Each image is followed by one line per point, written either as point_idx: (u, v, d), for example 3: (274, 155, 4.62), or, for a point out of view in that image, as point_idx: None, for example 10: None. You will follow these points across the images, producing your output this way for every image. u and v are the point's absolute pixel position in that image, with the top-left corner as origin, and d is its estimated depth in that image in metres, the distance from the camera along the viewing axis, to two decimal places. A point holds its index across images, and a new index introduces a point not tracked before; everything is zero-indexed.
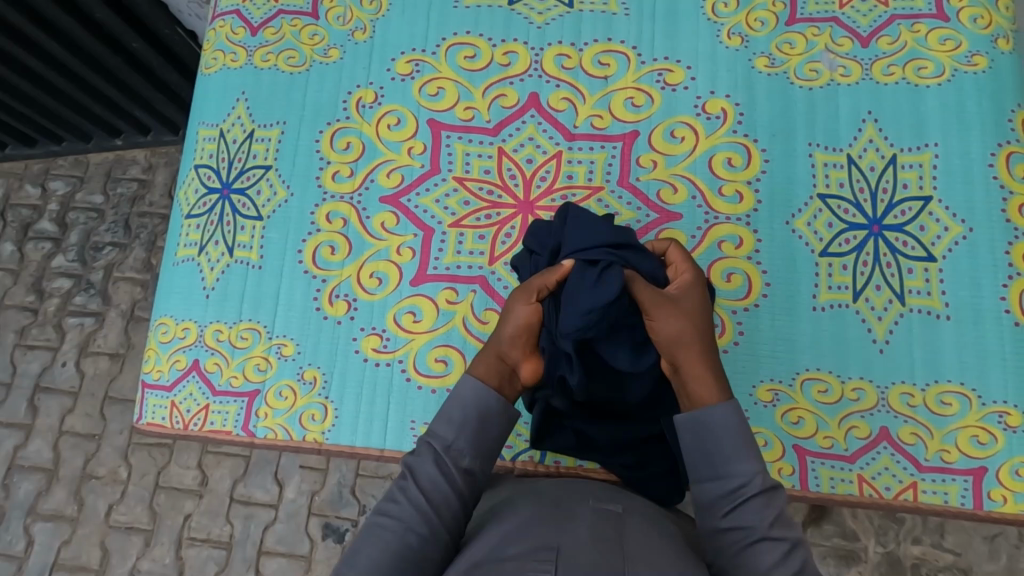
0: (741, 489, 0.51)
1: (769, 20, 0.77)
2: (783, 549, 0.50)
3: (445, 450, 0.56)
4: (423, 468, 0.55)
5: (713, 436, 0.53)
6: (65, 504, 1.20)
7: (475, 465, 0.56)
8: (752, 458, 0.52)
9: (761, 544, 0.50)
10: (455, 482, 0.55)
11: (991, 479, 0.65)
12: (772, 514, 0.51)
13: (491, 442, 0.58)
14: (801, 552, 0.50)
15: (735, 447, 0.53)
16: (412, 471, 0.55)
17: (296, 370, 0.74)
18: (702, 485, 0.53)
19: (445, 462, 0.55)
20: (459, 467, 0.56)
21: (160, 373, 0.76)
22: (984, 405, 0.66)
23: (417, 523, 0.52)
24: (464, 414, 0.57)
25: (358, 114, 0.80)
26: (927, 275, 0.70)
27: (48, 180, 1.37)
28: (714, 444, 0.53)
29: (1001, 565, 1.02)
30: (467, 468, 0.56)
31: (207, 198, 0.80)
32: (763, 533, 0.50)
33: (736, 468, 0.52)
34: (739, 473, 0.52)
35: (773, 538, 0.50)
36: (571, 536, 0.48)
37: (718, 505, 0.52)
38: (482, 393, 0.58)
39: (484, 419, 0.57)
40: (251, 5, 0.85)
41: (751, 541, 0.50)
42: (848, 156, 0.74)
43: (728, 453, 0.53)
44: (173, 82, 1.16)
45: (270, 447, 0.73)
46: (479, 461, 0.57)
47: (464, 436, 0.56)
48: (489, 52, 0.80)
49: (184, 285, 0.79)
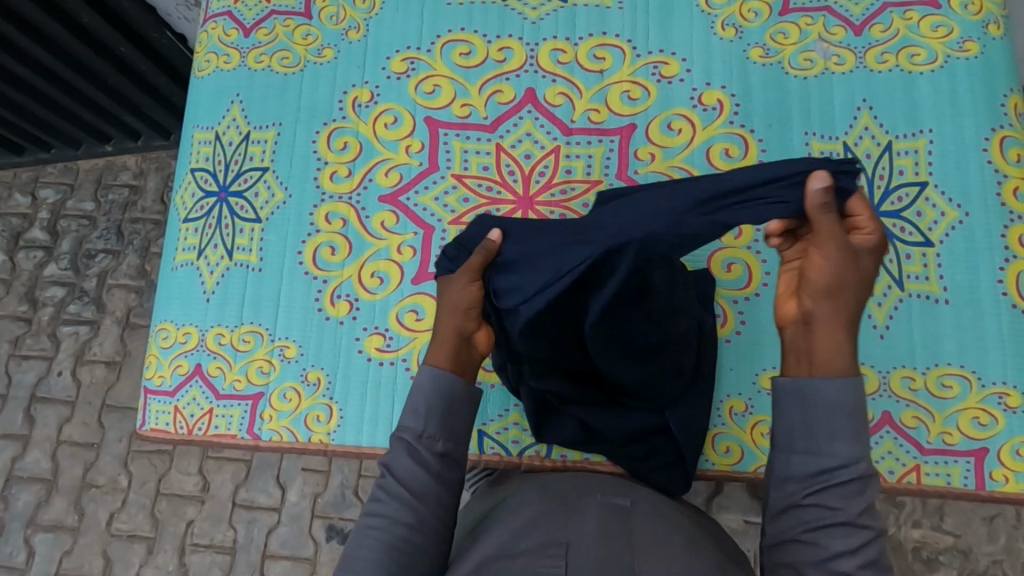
0: (827, 472, 0.47)
1: (762, 11, 0.78)
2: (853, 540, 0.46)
3: (417, 439, 0.55)
4: (399, 462, 0.54)
5: (818, 407, 0.48)
6: (65, 514, 1.20)
7: (450, 446, 0.55)
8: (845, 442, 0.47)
9: (836, 529, 0.46)
10: (431, 466, 0.54)
11: (992, 459, 0.66)
12: (863, 502, 0.46)
13: (461, 422, 0.57)
14: (873, 547, 0.46)
15: (843, 425, 0.47)
16: (388, 468, 0.54)
17: (300, 372, 0.74)
18: (792, 458, 0.49)
19: (418, 452, 0.54)
20: (431, 449, 0.55)
21: (162, 378, 0.76)
22: (984, 387, 0.67)
23: (404, 513, 0.52)
24: (429, 402, 0.56)
25: (353, 113, 0.80)
26: (924, 261, 0.70)
27: (37, 188, 1.36)
28: (819, 417, 0.48)
29: (1001, 546, 1.03)
30: (442, 451, 0.55)
31: (204, 202, 0.80)
32: (846, 518, 0.46)
33: (836, 447, 0.47)
34: (834, 454, 0.47)
35: (856, 525, 0.46)
36: (579, 531, 0.48)
37: (801, 483, 0.48)
38: (440, 377, 0.56)
39: (450, 404, 0.56)
40: (243, 6, 0.85)
41: (813, 526, 0.47)
42: (844, 144, 0.74)
43: (833, 432, 0.47)
44: (162, 85, 1.16)
45: (275, 449, 0.73)
46: (453, 442, 0.56)
47: (433, 421, 0.55)
48: (483, 48, 0.80)
49: (184, 289, 0.78)
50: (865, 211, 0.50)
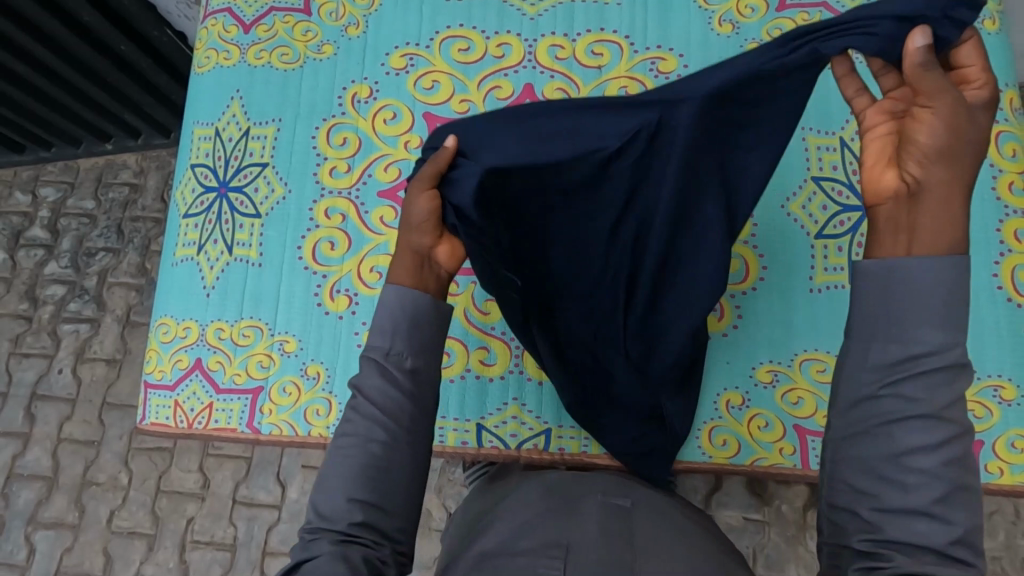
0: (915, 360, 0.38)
1: (759, 7, 0.78)
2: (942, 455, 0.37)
3: (384, 357, 0.47)
4: (369, 381, 0.47)
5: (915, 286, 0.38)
6: (66, 512, 1.20)
7: (420, 363, 0.48)
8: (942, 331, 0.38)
9: (915, 425, 0.38)
10: (401, 385, 0.47)
11: (987, 452, 0.66)
12: (955, 396, 0.38)
13: (430, 336, 0.48)
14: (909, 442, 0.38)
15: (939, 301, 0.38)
16: (357, 387, 0.47)
17: (299, 366, 0.74)
18: (872, 346, 0.40)
19: (387, 369, 0.47)
20: (400, 367, 0.47)
21: (162, 373, 0.76)
22: (980, 380, 0.67)
23: (373, 431, 0.45)
24: (393, 319, 0.47)
25: (353, 109, 0.81)
26: None
27: (37, 186, 1.37)
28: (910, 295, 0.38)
29: (1000, 542, 1.03)
30: (411, 369, 0.47)
31: (204, 198, 0.80)
32: (930, 412, 0.37)
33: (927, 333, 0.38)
34: (924, 341, 0.38)
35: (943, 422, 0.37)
36: (580, 531, 0.49)
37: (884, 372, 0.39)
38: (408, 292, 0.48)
39: (417, 320, 0.48)
40: (242, 3, 0.85)
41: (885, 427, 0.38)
42: (841, 139, 0.75)
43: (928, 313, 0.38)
44: (163, 83, 1.16)
45: (275, 443, 0.73)
46: (424, 359, 0.48)
47: (400, 338, 0.47)
48: (482, 44, 0.80)
49: (185, 285, 0.79)
50: (979, 61, 0.40)
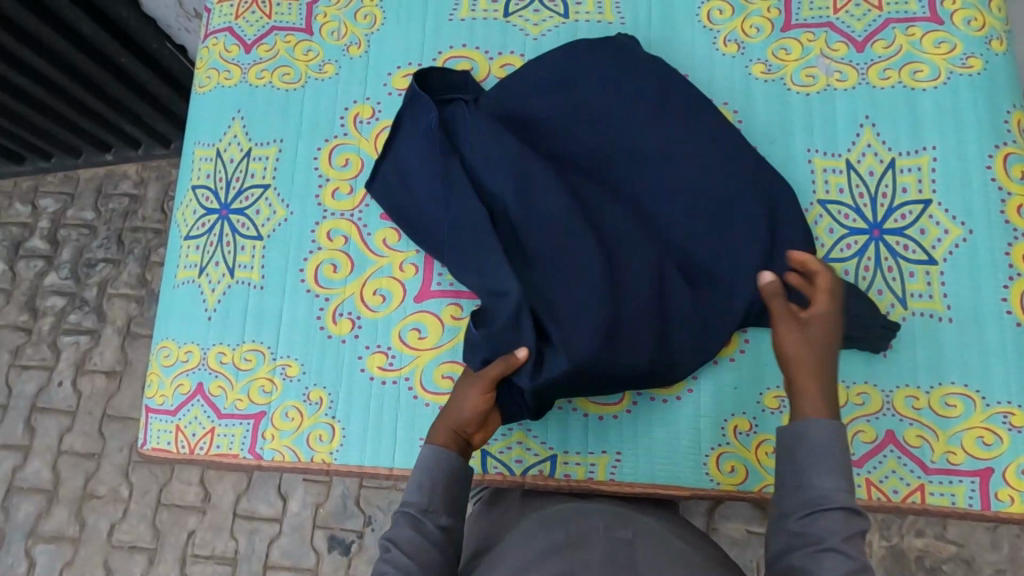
0: (821, 499, 0.54)
1: (764, 26, 0.78)
2: (851, 567, 0.50)
3: (422, 513, 0.58)
4: (401, 533, 0.56)
5: (811, 448, 0.56)
6: (66, 525, 1.19)
7: (452, 522, 0.59)
8: (828, 475, 0.54)
9: (827, 553, 0.51)
10: (435, 530, 0.57)
11: (997, 479, 0.66)
12: (850, 529, 0.52)
13: (460, 497, 0.60)
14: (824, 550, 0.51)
15: (820, 461, 0.55)
16: (393, 540, 0.56)
17: (302, 391, 0.74)
18: (787, 493, 0.55)
19: (423, 526, 0.57)
20: (436, 524, 0.58)
21: (163, 398, 0.76)
22: (988, 406, 0.67)
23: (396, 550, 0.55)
24: (432, 479, 0.59)
25: (355, 130, 0.80)
26: (927, 279, 0.70)
27: (37, 197, 1.36)
28: (806, 456, 0.56)
29: (1004, 555, 1.03)
30: (445, 525, 0.58)
31: (205, 219, 0.80)
32: (831, 544, 0.51)
33: (818, 481, 0.54)
34: (821, 487, 0.54)
35: (845, 550, 0.51)
36: (581, 563, 0.48)
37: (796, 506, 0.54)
38: (445, 457, 0.60)
39: (450, 481, 0.60)
40: (244, 22, 0.85)
41: (818, 548, 0.52)
42: (847, 160, 0.74)
43: (813, 467, 0.55)
44: (163, 95, 1.16)
45: (278, 468, 0.73)
46: (454, 517, 0.59)
47: (435, 497, 0.58)
48: (486, 65, 0.80)
49: (186, 307, 0.78)
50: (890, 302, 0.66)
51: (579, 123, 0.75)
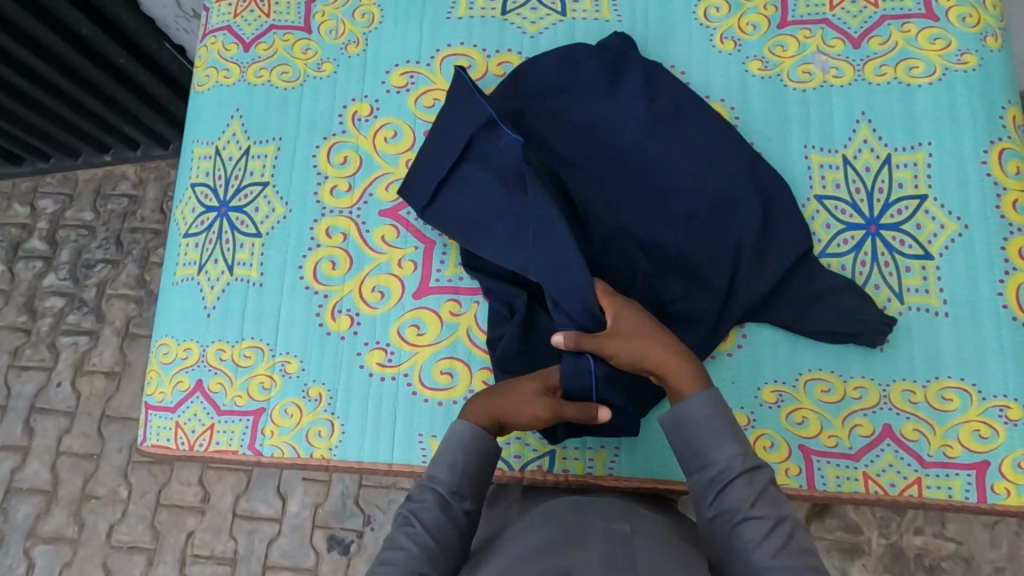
0: (721, 473, 0.54)
1: (761, 23, 0.78)
2: (768, 525, 0.51)
3: (449, 493, 0.57)
4: (426, 510, 0.56)
5: (694, 424, 0.56)
6: (65, 526, 1.19)
7: (474, 506, 0.58)
8: (730, 443, 0.55)
9: (747, 522, 0.51)
10: (457, 520, 0.56)
11: (994, 472, 0.66)
12: (756, 491, 0.53)
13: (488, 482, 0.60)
14: (807, 539, 0.51)
15: (707, 434, 0.55)
16: (415, 514, 0.55)
17: (301, 388, 0.74)
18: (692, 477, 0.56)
19: (450, 505, 0.57)
20: (461, 506, 0.57)
21: (163, 395, 0.76)
22: (985, 400, 0.67)
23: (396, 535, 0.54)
24: (464, 458, 0.59)
25: (354, 127, 0.80)
26: (924, 274, 0.70)
27: (36, 198, 1.36)
28: (691, 435, 0.56)
29: (1003, 552, 1.03)
30: (469, 509, 0.58)
31: (204, 217, 0.80)
32: (745, 513, 0.52)
33: (713, 455, 0.55)
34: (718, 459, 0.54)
35: (757, 515, 0.51)
36: (580, 559, 0.48)
37: (704, 495, 0.54)
38: (484, 440, 0.60)
39: (484, 464, 0.59)
40: (242, 21, 0.85)
41: (736, 521, 0.52)
42: (844, 157, 0.74)
43: (702, 445, 0.55)
44: (161, 95, 1.16)
45: (277, 465, 0.73)
46: (476, 503, 0.59)
47: (465, 477, 0.58)
48: (483, 62, 0.80)
49: (185, 304, 0.78)
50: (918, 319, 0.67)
51: (578, 123, 0.75)
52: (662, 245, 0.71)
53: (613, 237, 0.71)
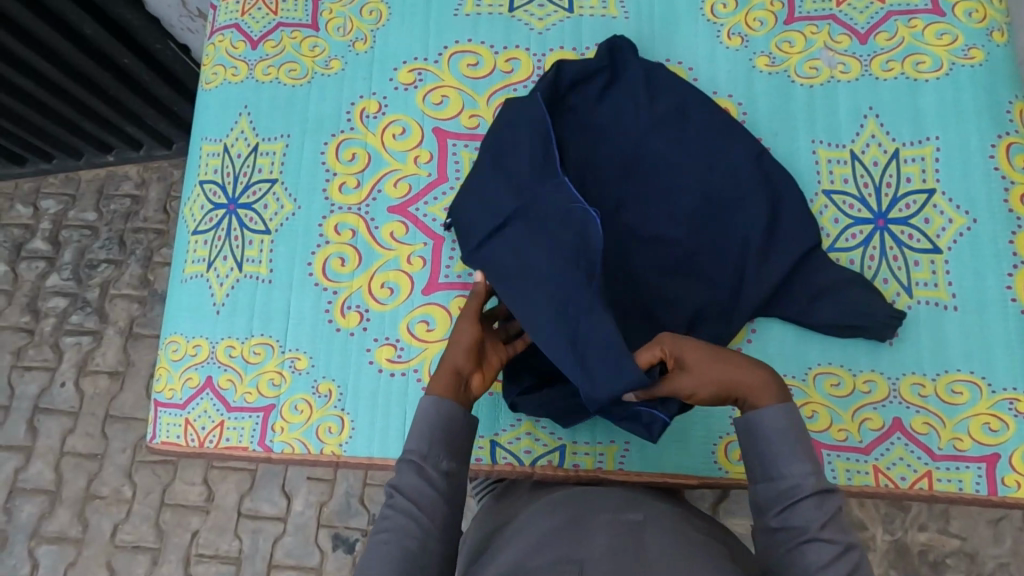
0: (793, 489, 0.53)
1: (768, 19, 0.79)
2: (836, 550, 0.50)
3: (422, 459, 0.57)
4: (404, 481, 0.56)
5: (766, 437, 0.56)
6: (69, 526, 1.19)
7: (453, 466, 0.59)
8: (805, 461, 0.54)
9: (812, 543, 0.51)
10: (439, 498, 0.56)
11: (1004, 465, 0.66)
12: (825, 515, 0.52)
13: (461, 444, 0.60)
14: (851, 552, 0.50)
15: (783, 450, 0.55)
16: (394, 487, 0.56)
17: (311, 384, 0.74)
18: (756, 486, 0.56)
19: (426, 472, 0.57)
20: (437, 468, 0.58)
21: (172, 391, 0.76)
22: (994, 393, 0.67)
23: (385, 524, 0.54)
24: (431, 428, 0.59)
25: (362, 124, 0.80)
26: (933, 267, 0.71)
27: (39, 198, 1.36)
28: (765, 444, 0.56)
29: (1007, 548, 1.03)
30: (447, 470, 0.58)
31: (213, 214, 0.80)
32: (814, 533, 0.51)
33: (786, 470, 0.54)
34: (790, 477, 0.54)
35: (824, 538, 0.51)
36: (589, 547, 0.48)
37: (770, 505, 0.54)
38: (447, 408, 0.60)
39: (450, 428, 0.60)
40: (250, 18, 0.85)
41: (802, 539, 0.51)
42: (851, 151, 0.75)
43: (779, 456, 0.55)
44: (165, 95, 1.16)
45: (287, 461, 0.73)
46: (455, 463, 0.59)
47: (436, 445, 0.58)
48: (491, 59, 0.80)
49: (194, 302, 0.78)
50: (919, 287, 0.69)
51: (586, 119, 0.75)
52: (668, 242, 0.72)
53: (618, 236, 0.72)
